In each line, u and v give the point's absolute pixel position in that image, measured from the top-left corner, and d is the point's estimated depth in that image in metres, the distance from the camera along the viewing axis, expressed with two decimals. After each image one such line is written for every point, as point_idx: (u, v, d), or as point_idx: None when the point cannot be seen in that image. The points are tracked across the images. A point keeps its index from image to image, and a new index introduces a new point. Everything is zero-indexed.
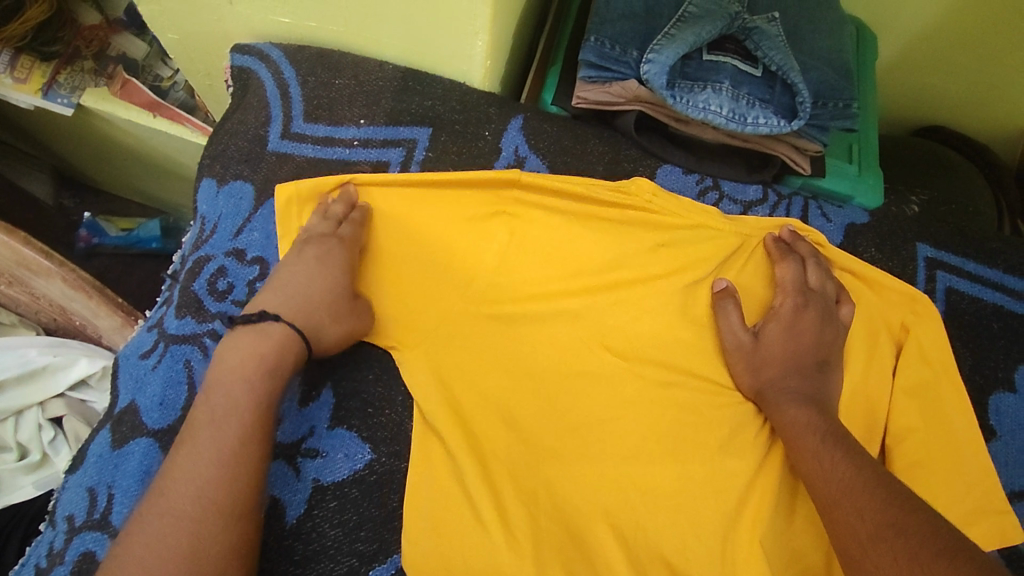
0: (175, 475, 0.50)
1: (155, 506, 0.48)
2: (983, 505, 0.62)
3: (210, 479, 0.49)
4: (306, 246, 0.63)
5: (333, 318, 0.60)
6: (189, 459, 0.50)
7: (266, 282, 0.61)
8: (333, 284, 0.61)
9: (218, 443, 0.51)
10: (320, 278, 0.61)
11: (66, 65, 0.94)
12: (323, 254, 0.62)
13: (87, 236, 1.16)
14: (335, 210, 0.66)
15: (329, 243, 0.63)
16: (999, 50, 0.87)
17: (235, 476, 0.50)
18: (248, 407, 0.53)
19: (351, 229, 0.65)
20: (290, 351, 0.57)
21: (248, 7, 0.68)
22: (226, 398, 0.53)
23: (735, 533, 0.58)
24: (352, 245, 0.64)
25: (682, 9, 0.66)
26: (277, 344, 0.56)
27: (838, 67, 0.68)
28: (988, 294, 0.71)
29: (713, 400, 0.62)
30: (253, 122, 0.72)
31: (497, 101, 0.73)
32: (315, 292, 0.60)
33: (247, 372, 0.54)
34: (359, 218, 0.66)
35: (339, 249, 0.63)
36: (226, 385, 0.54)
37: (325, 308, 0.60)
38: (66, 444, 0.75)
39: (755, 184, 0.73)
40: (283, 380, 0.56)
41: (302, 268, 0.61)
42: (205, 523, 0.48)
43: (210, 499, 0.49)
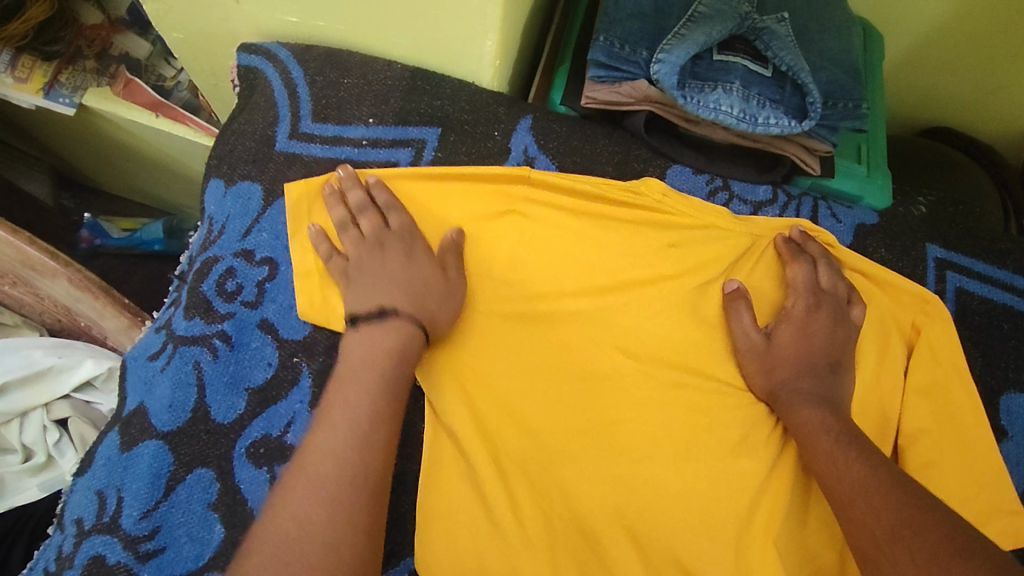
0: (312, 450, 0.50)
1: (298, 479, 0.48)
2: (996, 506, 0.62)
3: (348, 457, 0.49)
4: (385, 241, 0.61)
5: (439, 295, 0.60)
6: (326, 435, 0.50)
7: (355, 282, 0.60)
8: (427, 267, 0.61)
9: (358, 422, 0.51)
10: (414, 267, 0.60)
11: (67, 65, 0.93)
12: (401, 245, 0.62)
13: (89, 237, 1.17)
14: (354, 197, 0.64)
15: (408, 237, 0.62)
16: (1005, 49, 0.87)
17: (373, 455, 0.51)
18: (383, 390, 0.54)
19: (400, 216, 0.63)
20: (417, 333, 0.58)
21: (255, 6, 0.68)
22: (362, 379, 0.54)
23: (749, 535, 0.57)
24: (414, 231, 0.63)
25: (693, 9, 0.66)
26: (407, 330, 0.57)
27: (848, 66, 0.68)
28: (998, 294, 0.71)
29: (725, 401, 0.62)
30: (260, 122, 0.72)
31: (506, 101, 0.72)
32: (412, 275, 0.60)
33: (378, 359, 0.55)
34: (391, 202, 0.64)
35: (410, 239, 0.62)
36: (359, 373, 0.54)
37: (429, 289, 0.60)
38: (71, 447, 0.74)
39: (765, 185, 0.73)
40: (411, 366, 0.56)
41: (392, 262, 0.60)
42: (347, 496, 0.48)
43: (349, 475, 0.49)
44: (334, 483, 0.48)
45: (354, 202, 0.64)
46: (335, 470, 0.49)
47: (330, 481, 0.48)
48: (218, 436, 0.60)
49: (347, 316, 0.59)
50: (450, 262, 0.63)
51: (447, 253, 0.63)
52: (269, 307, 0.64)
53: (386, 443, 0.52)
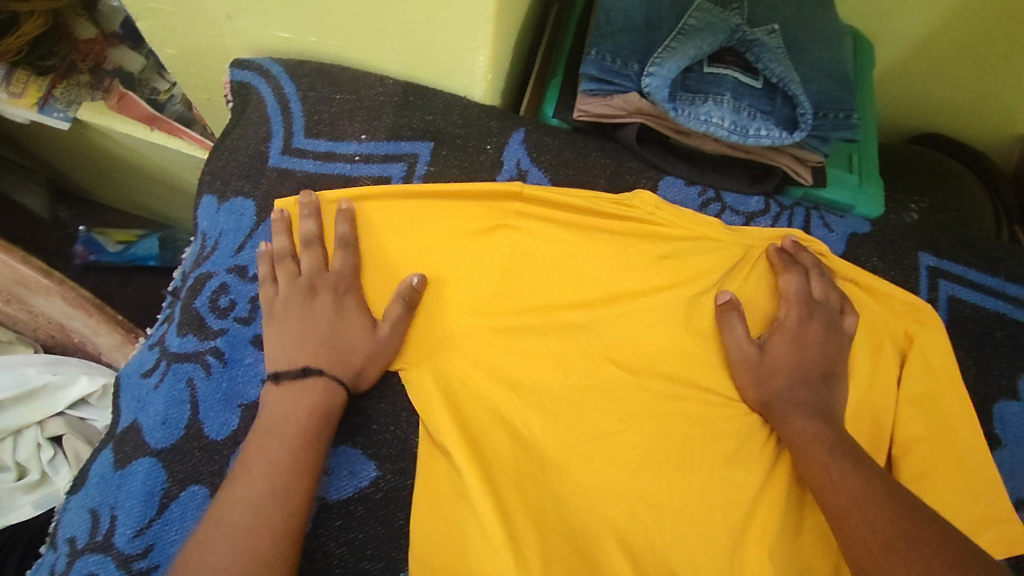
0: (229, 503, 0.53)
1: (210, 533, 0.51)
2: (989, 514, 0.62)
3: (261, 513, 0.52)
4: (318, 292, 0.62)
5: (365, 352, 0.61)
6: (241, 488, 0.53)
7: (281, 328, 0.62)
8: (358, 325, 0.62)
9: (272, 474, 0.54)
10: (344, 325, 0.62)
11: (62, 80, 0.93)
12: (335, 296, 0.63)
13: (84, 252, 1.17)
14: (307, 226, 0.65)
15: (340, 289, 0.63)
16: (995, 56, 0.88)
17: (288, 506, 0.53)
18: (299, 446, 0.56)
19: (342, 258, 0.64)
20: (338, 394, 0.60)
21: (248, 23, 0.68)
22: (277, 435, 0.56)
23: (743, 545, 0.57)
24: (353, 277, 0.64)
25: (683, 21, 0.66)
26: (329, 393, 0.59)
27: (838, 77, 0.69)
28: (990, 302, 0.72)
29: (719, 412, 0.62)
30: (253, 138, 0.72)
31: (498, 115, 0.72)
32: (341, 332, 0.61)
33: (297, 416, 0.58)
34: (345, 238, 0.65)
35: (345, 288, 0.63)
36: (279, 428, 0.57)
37: (357, 347, 0.61)
38: (65, 464, 0.74)
39: (757, 195, 0.73)
40: (328, 428, 0.58)
41: (322, 317, 0.61)
42: (260, 552, 0.51)
43: (266, 528, 0.52)
44: (246, 536, 0.51)
45: (306, 233, 0.65)
46: (249, 524, 0.51)
47: (242, 535, 0.51)
48: (212, 453, 0.59)
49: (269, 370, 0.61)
50: (394, 317, 0.62)
51: (394, 306, 0.62)
52: (262, 322, 0.64)
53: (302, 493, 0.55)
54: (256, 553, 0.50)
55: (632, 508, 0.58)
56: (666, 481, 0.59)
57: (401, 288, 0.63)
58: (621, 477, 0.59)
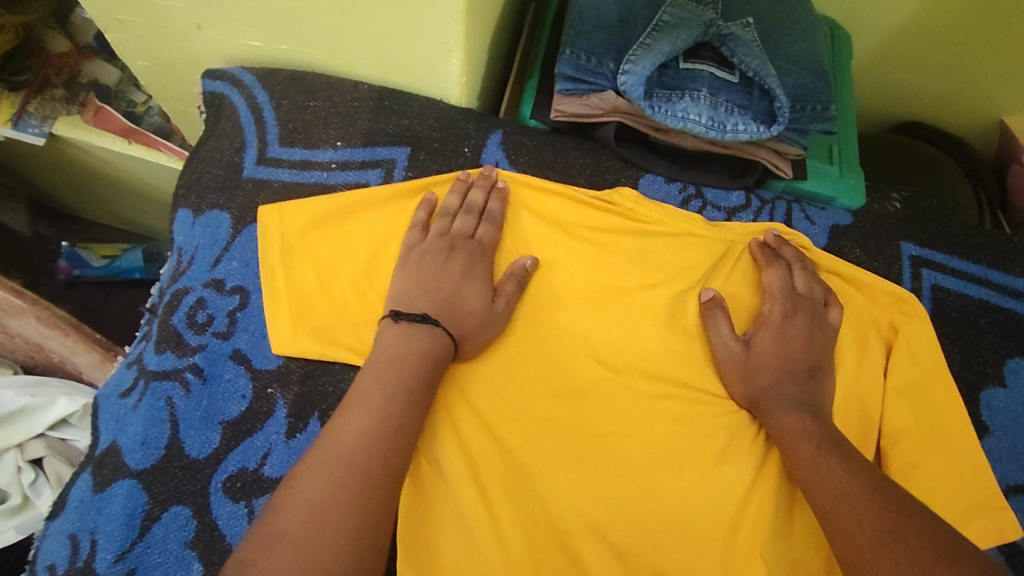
0: (345, 429, 0.50)
1: (326, 452, 0.48)
2: (978, 503, 0.62)
3: (375, 443, 0.50)
4: (454, 253, 0.63)
5: (478, 319, 0.60)
6: (356, 417, 0.51)
7: (414, 276, 0.61)
8: (478, 291, 0.61)
9: (388, 406, 0.52)
10: (468, 287, 0.61)
11: (35, 95, 0.91)
12: (469, 257, 0.63)
13: (67, 267, 1.15)
14: (474, 195, 0.67)
15: (473, 249, 0.63)
16: (971, 42, 0.88)
17: (397, 442, 0.51)
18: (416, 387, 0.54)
19: (486, 230, 0.65)
20: (447, 345, 0.58)
21: (218, 32, 0.68)
22: (394, 370, 0.54)
23: (734, 545, 0.57)
24: (490, 252, 0.65)
25: (657, 18, 0.66)
26: (437, 339, 0.57)
27: (816, 69, 0.68)
28: (973, 289, 0.72)
29: (706, 410, 0.62)
30: (227, 149, 0.71)
31: (475, 117, 0.72)
32: (462, 294, 0.61)
33: (411, 357, 0.56)
34: (494, 215, 0.66)
35: (479, 255, 0.64)
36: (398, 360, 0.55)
37: (471, 311, 0.60)
38: (47, 486, 0.72)
39: (738, 190, 0.72)
40: (436, 374, 0.56)
41: (453, 270, 0.62)
42: (369, 482, 0.48)
43: (376, 459, 0.49)
44: (359, 464, 0.48)
45: (469, 201, 0.66)
46: (363, 452, 0.49)
47: (353, 464, 0.48)
48: (193, 472, 0.58)
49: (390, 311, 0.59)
50: (509, 292, 0.62)
51: (507, 283, 0.63)
52: (241, 337, 0.63)
53: (409, 435, 0.52)
54: (364, 481, 0.47)
55: (621, 511, 0.58)
56: (654, 483, 0.58)
57: (514, 267, 0.64)
58: (611, 479, 0.59)
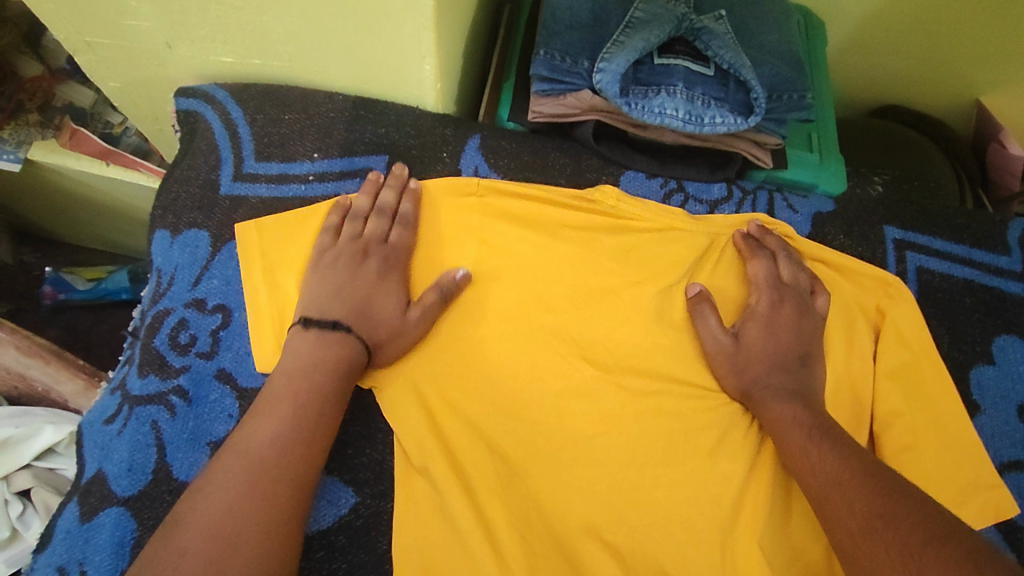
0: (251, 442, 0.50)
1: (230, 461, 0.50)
2: (972, 481, 0.62)
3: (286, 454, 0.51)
4: (367, 259, 0.62)
5: (392, 328, 0.60)
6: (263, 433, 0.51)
7: (325, 281, 0.60)
8: (392, 302, 0.60)
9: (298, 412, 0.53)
10: (382, 295, 0.61)
11: (9, 119, 0.90)
12: (383, 264, 0.62)
13: (52, 292, 1.13)
14: (386, 196, 0.66)
15: (386, 255, 0.63)
16: (945, 24, 0.89)
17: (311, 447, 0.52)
18: (326, 394, 0.55)
19: (400, 234, 0.64)
20: (359, 353, 0.58)
21: (188, 50, 0.67)
22: (303, 380, 0.54)
23: (732, 539, 0.57)
24: (405, 257, 0.64)
25: (630, 15, 0.66)
26: (347, 347, 0.57)
27: (789, 59, 0.69)
28: (958, 270, 0.72)
29: (697, 404, 0.61)
30: (203, 167, 0.70)
31: (452, 123, 0.71)
32: (375, 301, 0.60)
33: (319, 363, 0.56)
34: (406, 217, 0.65)
35: (393, 262, 0.63)
36: (304, 375, 0.55)
37: (384, 321, 0.60)
38: (36, 517, 0.71)
39: (719, 182, 0.72)
40: (348, 378, 0.57)
41: (365, 278, 0.61)
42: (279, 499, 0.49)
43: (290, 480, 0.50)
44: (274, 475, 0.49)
45: (381, 202, 0.65)
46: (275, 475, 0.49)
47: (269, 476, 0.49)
48: (181, 496, 0.58)
49: (300, 317, 0.59)
50: (429, 304, 0.61)
51: (429, 293, 0.61)
52: (225, 355, 0.62)
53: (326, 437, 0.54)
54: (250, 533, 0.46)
55: (618, 509, 0.57)
56: (649, 479, 0.58)
57: (441, 280, 0.62)
58: (606, 479, 0.58)
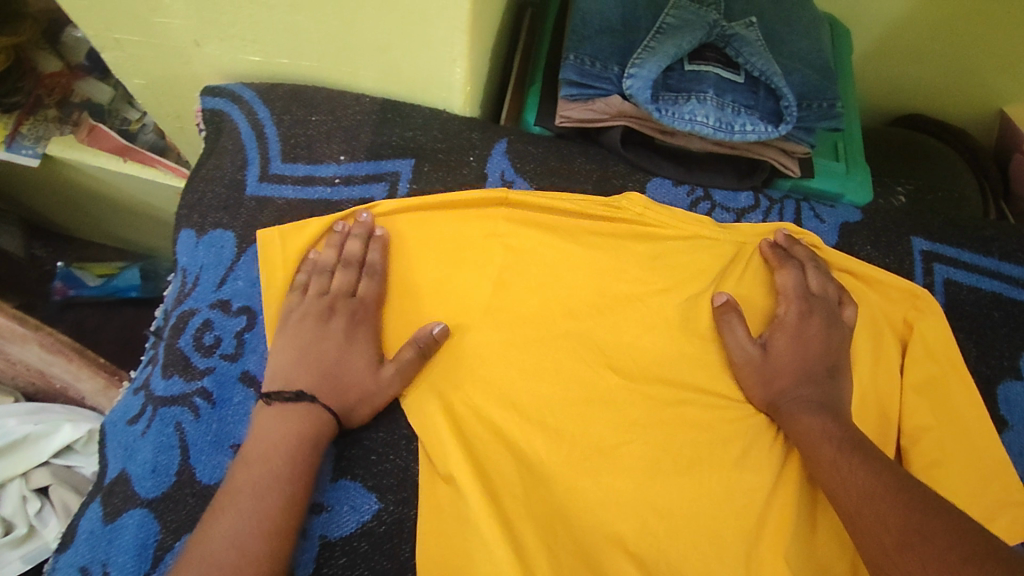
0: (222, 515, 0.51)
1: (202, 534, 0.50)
2: (1004, 498, 0.61)
3: (264, 524, 0.51)
4: (333, 317, 0.60)
5: (364, 391, 0.59)
6: (236, 509, 0.51)
7: (292, 347, 0.59)
8: (362, 361, 0.59)
9: (265, 490, 0.52)
10: (351, 357, 0.59)
11: (28, 116, 0.89)
12: (351, 321, 0.61)
13: (62, 287, 1.14)
14: (351, 247, 0.64)
15: (355, 312, 0.61)
16: (971, 34, 0.88)
17: (283, 522, 0.51)
18: (298, 458, 0.54)
19: (368, 287, 0.62)
20: (330, 425, 0.57)
21: (216, 48, 0.67)
22: (266, 467, 0.53)
23: (759, 553, 0.56)
24: (376, 308, 0.63)
25: (660, 20, 0.65)
26: (313, 418, 0.56)
27: (820, 67, 0.68)
28: (986, 283, 0.71)
29: (724, 415, 0.61)
30: (229, 166, 0.70)
31: (479, 126, 0.71)
32: (344, 365, 0.59)
33: (289, 443, 0.55)
34: (374, 266, 0.63)
35: (363, 316, 0.62)
36: (275, 441, 0.55)
37: (356, 384, 0.59)
38: (53, 516, 0.71)
39: (746, 191, 0.72)
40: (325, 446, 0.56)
41: (332, 341, 0.60)
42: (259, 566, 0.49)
43: (270, 511, 0.51)
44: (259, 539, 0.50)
45: (346, 254, 0.64)
46: (258, 506, 0.51)
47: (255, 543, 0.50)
48: (205, 498, 0.57)
49: (265, 390, 0.58)
50: (404, 361, 0.59)
51: (405, 350, 0.60)
52: (250, 357, 0.62)
53: (296, 515, 0.53)
54: None
55: (643, 520, 0.56)
56: (675, 490, 0.57)
57: (419, 334, 0.60)
58: (631, 488, 0.58)
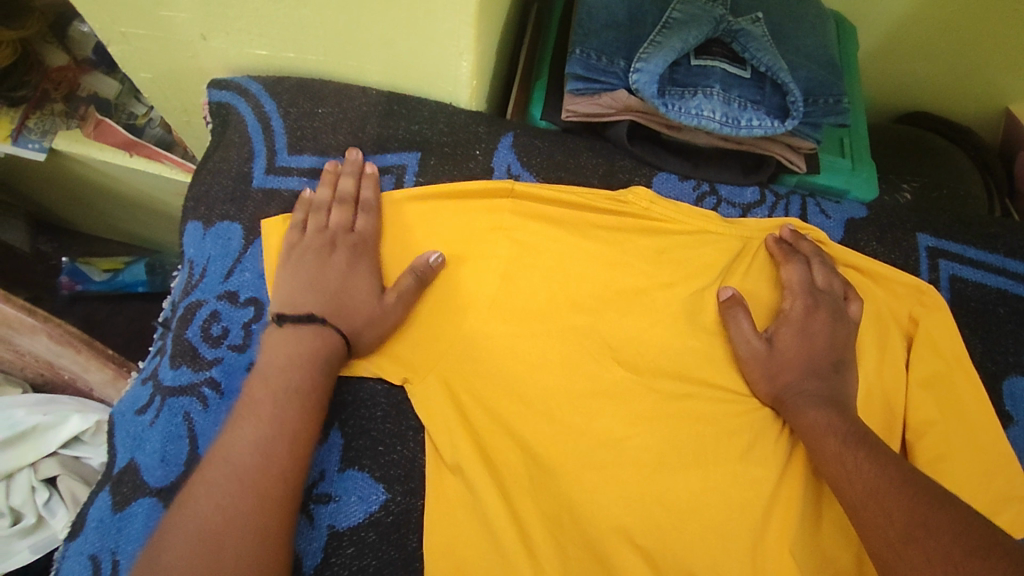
0: (233, 448, 0.51)
1: (215, 467, 0.51)
2: (1010, 493, 0.61)
3: (273, 461, 0.51)
4: (335, 249, 0.62)
5: (369, 313, 0.60)
6: (237, 457, 0.51)
7: (298, 276, 0.61)
8: (365, 288, 0.61)
9: (275, 424, 0.53)
10: (355, 281, 0.61)
11: (34, 110, 0.89)
12: (351, 252, 0.62)
13: (69, 282, 1.14)
14: (345, 184, 0.66)
15: (354, 244, 0.63)
16: (976, 31, 0.88)
17: (292, 455, 0.53)
18: (305, 391, 0.55)
19: (365, 221, 0.65)
20: (339, 344, 0.59)
21: (223, 42, 0.67)
22: (274, 399, 0.54)
23: (764, 545, 0.56)
24: (374, 243, 0.64)
25: (667, 15, 0.65)
26: (324, 337, 0.58)
27: (826, 62, 0.68)
28: (991, 279, 0.71)
29: (729, 408, 0.61)
30: (235, 159, 0.70)
31: (485, 120, 0.71)
32: (349, 289, 0.61)
33: (288, 386, 0.55)
34: (369, 203, 0.65)
35: (362, 248, 0.63)
36: (281, 372, 0.55)
37: (361, 307, 0.60)
38: (62, 506, 0.72)
39: (752, 186, 0.72)
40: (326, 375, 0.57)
41: (335, 269, 0.61)
42: (265, 503, 0.50)
43: (283, 442, 0.52)
44: (257, 486, 0.50)
45: (341, 191, 0.65)
46: (270, 437, 0.52)
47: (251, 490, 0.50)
48: None
49: (275, 313, 0.60)
50: (405, 287, 0.61)
51: (406, 277, 0.61)
52: (256, 348, 0.62)
53: (305, 447, 0.54)
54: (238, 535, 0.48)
55: (649, 513, 0.57)
56: (681, 483, 0.58)
57: (417, 263, 0.62)
58: (638, 481, 0.58)
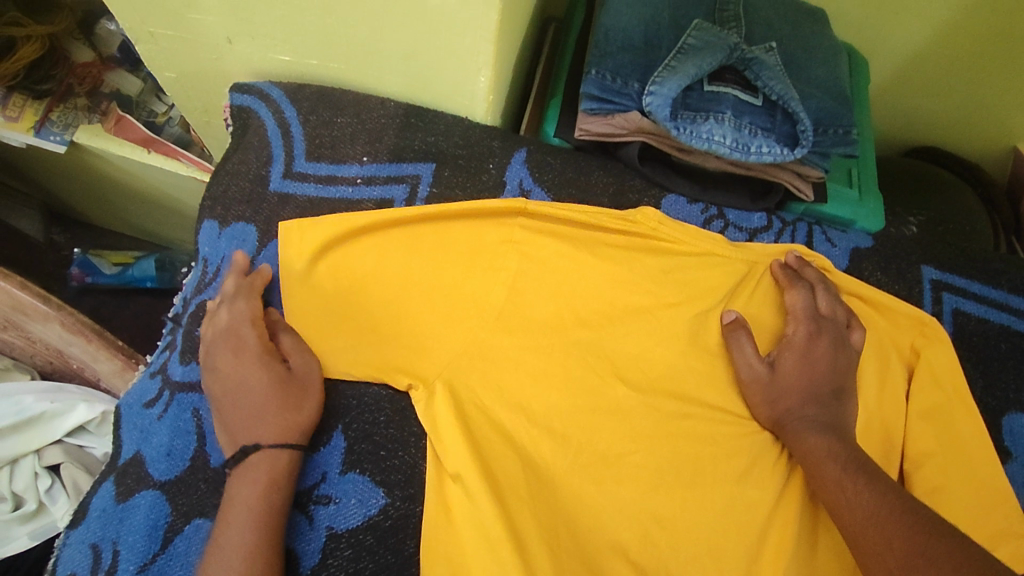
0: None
1: None
2: (1011, 529, 0.60)
3: None
4: (217, 363, 0.60)
5: (284, 391, 0.59)
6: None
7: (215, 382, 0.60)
8: (258, 368, 0.59)
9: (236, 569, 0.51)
10: (253, 373, 0.59)
11: (58, 103, 0.92)
12: (232, 350, 0.60)
13: (79, 274, 1.15)
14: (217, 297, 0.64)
15: (232, 341, 0.61)
16: (987, 69, 0.89)
17: None
18: (259, 520, 0.53)
19: (235, 309, 0.63)
20: (289, 453, 0.57)
21: (247, 46, 0.69)
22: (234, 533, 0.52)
23: (758, 567, 0.57)
24: (249, 320, 0.62)
25: (682, 41, 0.67)
26: (268, 459, 0.56)
27: (836, 93, 0.69)
28: (994, 315, 0.72)
29: (729, 430, 0.61)
30: (254, 162, 0.72)
31: (500, 135, 0.73)
32: (250, 385, 0.58)
33: (252, 493, 0.55)
34: (236, 293, 0.64)
35: (239, 336, 0.61)
36: (236, 508, 0.54)
37: (263, 393, 0.58)
38: (63, 493, 0.74)
39: (760, 212, 0.73)
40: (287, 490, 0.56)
41: (231, 376, 0.59)
42: None
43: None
44: None
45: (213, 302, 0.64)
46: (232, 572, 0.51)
47: None
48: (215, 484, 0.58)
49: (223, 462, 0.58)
50: (290, 346, 0.62)
51: (285, 339, 0.62)
52: None
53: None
54: None
55: (645, 529, 0.57)
56: (676, 503, 0.58)
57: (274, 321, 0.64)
58: (635, 498, 0.58)
